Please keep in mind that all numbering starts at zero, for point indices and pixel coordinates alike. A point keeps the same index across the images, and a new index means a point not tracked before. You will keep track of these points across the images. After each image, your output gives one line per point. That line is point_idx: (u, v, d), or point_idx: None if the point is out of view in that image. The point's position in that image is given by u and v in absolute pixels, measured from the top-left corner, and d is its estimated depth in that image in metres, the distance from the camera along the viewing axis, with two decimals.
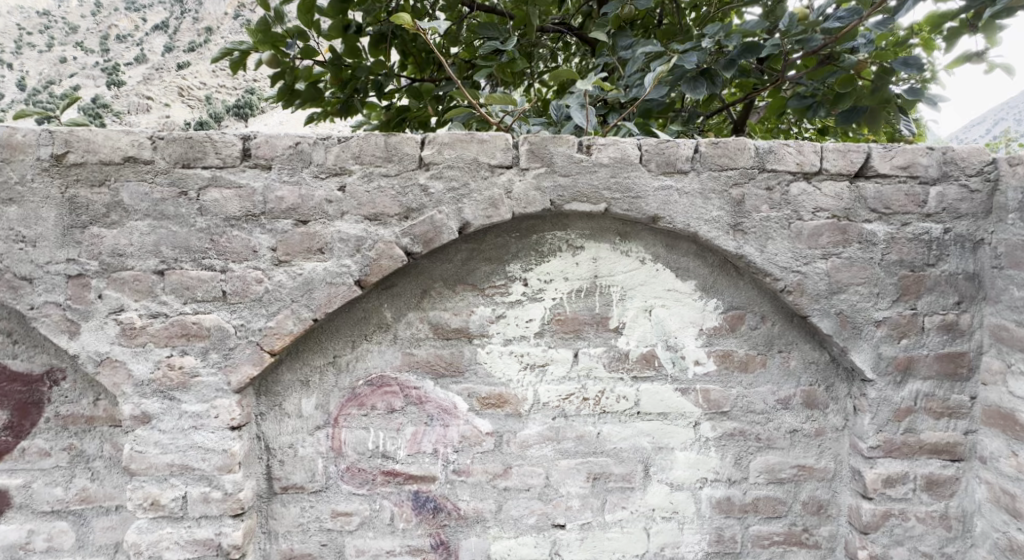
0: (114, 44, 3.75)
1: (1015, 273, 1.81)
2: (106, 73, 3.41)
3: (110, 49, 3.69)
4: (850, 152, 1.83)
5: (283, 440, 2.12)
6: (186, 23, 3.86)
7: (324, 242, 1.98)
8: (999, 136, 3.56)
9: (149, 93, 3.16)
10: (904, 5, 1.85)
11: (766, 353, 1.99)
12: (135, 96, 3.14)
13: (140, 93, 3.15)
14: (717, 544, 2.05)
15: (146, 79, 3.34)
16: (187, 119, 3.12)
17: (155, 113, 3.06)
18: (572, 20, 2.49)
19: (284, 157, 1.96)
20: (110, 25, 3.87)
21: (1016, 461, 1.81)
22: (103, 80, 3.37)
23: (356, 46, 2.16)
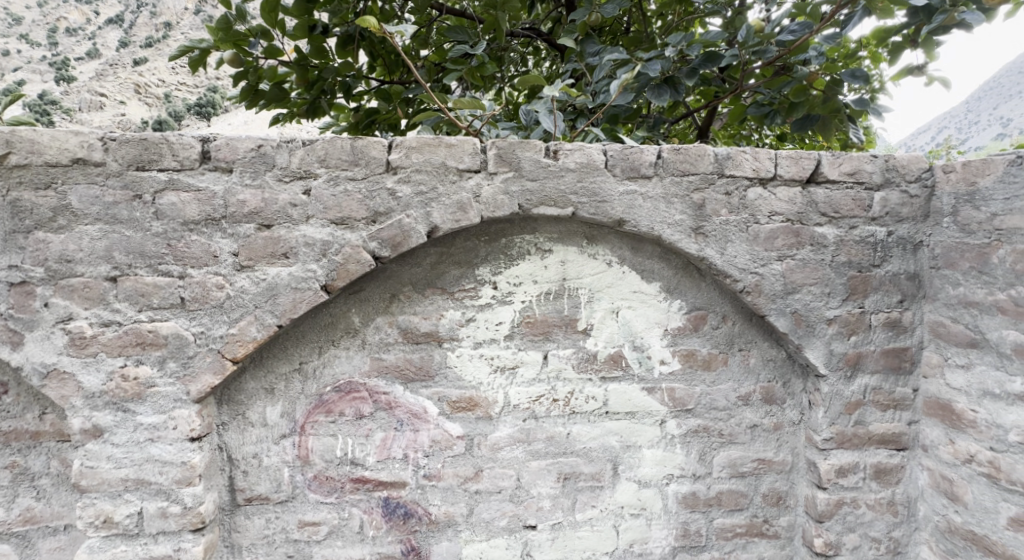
0: (60, 36, 3.47)
1: (951, 272, 1.95)
2: (54, 68, 3.26)
3: (59, 43, 3.44)
4: (802, 159, 1.93)
5: (246, 450, 2.07)
6: (142, 17, 3.68)
7: (288, 247, 1.95)
8: (940, 142, 3.75)
9: (103, 90, 3.15)
10: (851, 20, 1.95)
11: (727, 352, 2.07)
12: (87, 93, 3.12)
13: (93, 89, 3.14)
14: (684, 538, 2.11)
15: (99, 75, 3.26)
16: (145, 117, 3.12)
17: (109, 111, 3.10)
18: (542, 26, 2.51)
19: (246, 160, 1.93)
20: (58, 17, 3.53)
21: (954, 448, 1.95)
22: (50, 75, 3.22)
23: (323, 47, 2.11)
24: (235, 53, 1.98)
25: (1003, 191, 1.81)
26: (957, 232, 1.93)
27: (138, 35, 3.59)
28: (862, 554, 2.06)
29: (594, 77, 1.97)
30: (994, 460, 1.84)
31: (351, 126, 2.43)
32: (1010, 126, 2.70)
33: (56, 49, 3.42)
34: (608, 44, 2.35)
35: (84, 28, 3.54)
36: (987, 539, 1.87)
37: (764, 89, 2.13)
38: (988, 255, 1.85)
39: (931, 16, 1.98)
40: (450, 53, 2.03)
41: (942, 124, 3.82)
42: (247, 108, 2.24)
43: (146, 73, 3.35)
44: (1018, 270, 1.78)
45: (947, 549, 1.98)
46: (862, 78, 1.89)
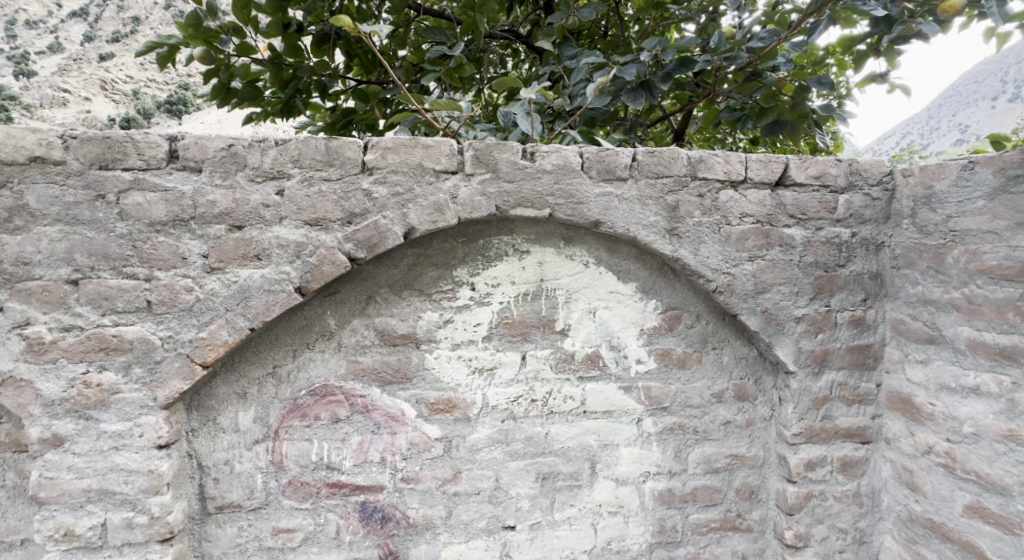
0: (21, 29, 3.78)
1: (910, 272, 2.03)
2: (14, 61, 3.52)
3: (19, 36, 3.74)
4: (771, 163, 1.99)
5: (218, 456, 2.02)
6: (109, 11, 3.94)
7: (260, 248, 1.92)
8: (904, 147, 3.91)
9: (66, 85, 3.44)
10: (817, 28, 2.03)
11: (701, 350, 2.12)
12: (49, 87, 3.39)
13: (57, 84, 3.42)
14: (660, 534, 2.15)
15: (62, 71, 3.55)
16: (110, 113, 3.44)
17: (72, 106, 3.35)
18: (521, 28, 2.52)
19: (216, 159, 1.89)
20: (18, 9, 3.82)
21: (914, 441, 2.04)
22: (10, 69, 3.47)
23: (298, 45, 2.08)
24: (205, 49, 1.94)
25: (957, 194, 1.90)
26: (915, 233, 2.01)
27: (104, 29, 3.88)
28: (830, 544, 2.13)
29: (572, 80, 2.00)
30: (950, 450, 1.93)
31: (327, 126, 2.40)
32: (970, 132, 2.84)
33: (16, 41, 3.72)
34: (586, 47, 2.39)
35: (46, 21, 3.87)
36: (945, 526, 1.96)
37: (736, 95, 2.20)
38: (943, 255, 1.94)
39: (891, 26, 2.07)
40: (428, 53, 2.04)
41: (904, 130, 3.99)
42: (218, 106, 2.20)
43: (112, 70, 3.68)
44: (971, 269, 1.87)
45: (909, 537, 2.07)
46: (828, 85, 1.97)
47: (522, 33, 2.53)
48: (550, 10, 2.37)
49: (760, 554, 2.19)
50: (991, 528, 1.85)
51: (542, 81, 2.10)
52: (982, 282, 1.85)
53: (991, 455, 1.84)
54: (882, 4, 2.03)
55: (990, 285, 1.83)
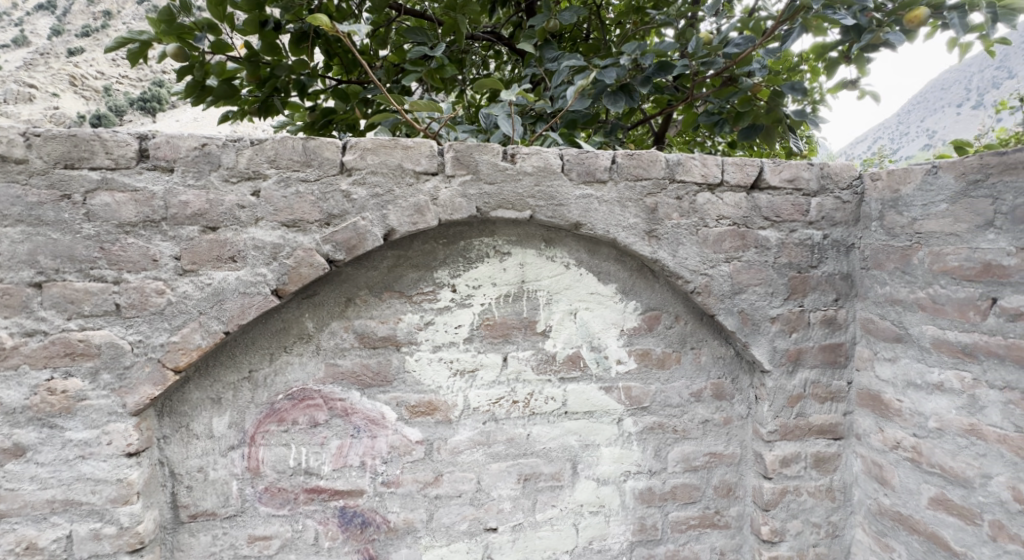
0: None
1: (879, 272, 2.10)
2: None
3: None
4: (746, 166, 2.03)
5: (191, 463, 1.98)
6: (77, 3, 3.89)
7: (235, 250, 1.88)
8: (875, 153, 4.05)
9: (32, 81, 3.36)
10: (790, 35, 2.09)
11: (680, 350, 2.15)
12: (16, 83, 3.28)
13: (23, 80, 3.33)
14: (640, 533, 2.17)
15: (30, 63, 3.50)
16: (79, 110, 3.36)
17: (39, 103, 3.29)
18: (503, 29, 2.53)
19: (188, 159, 1.84)
20: None
21: (883, 436, 2.10)
22: None
23: (276, 43, 2.05)
24: (179, 46, 1.90)
25: (922, 198, 1.97)
26: (883, 235, 2.08)
27: (65, 17, 3.86)
28: (804, 538, 2.18)
29: (553, 83, 2.02)
30: (916, 445, 2.00)
31: (306, 126, 2.38)
32: (937, 139, 2.95)
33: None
34: (567, 50, 2.42)
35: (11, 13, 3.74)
36: (912, 518, 2.02)
37: (713, 99, 2.25)
38: (909, 256, 2.00)
39: (861, 35, 2.14)
40: (409, 54, 2.04)
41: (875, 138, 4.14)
42: (193, 105, 2.16)
43: (82, 65, 3.57)
44: (935, 270, 1.94)
45: (878, 529, 2.13)
46: (801, 91, 2.02)
47: (504, 35, 2.54)
48: (532, 12, 2.39)
49: (737, 550, 2.24)
50: (954, 519, 1.91)
51: (523, 84, 2.12)
52: (945, 283, 1.92)
53: (954, 449, 1.91)
54: (851, 13, 2.10)
55: (952, 285, 1.90)
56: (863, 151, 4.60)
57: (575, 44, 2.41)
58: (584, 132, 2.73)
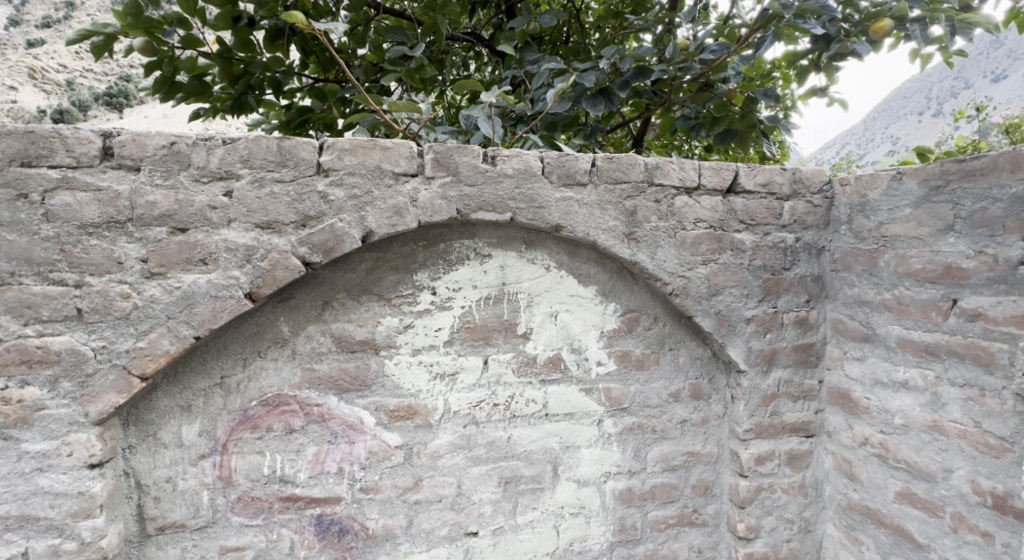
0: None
1: (848, 274, 2.16)
2: None
3: None
4: (722, 170, 2.07)
5: (158, 474, 1.90)
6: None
7: (207, 252, 1.82)
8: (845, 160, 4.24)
9: None
10: (763, 43, 2.15)
11: (659, 351, 2.18)
12: None
13: None
14: (621, 533, 2.19)
15: None
16: (40, 107, 3.32)
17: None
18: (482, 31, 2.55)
19: (156, 158, 1.78)
20: None
21: (852, 433, 2.17)
22: None
23: (249, 39, 2.01)
24: (146, 40, 1.84)
25: (888, 203, 2.04)
26: (852, 238, 2.15)
27: (33, 13, 3.69)
28: (778, 534, 2.23)
29: (533, 85, 2.04)
30: (884, 441, 2.06)
31: (283, 125, 2.34)
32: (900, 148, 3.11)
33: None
34: (548, 53, 2.45)
35: None
36: (879, 512, 2.09)
37: (690, 104, 2.30)
38: (876, 259, 2.07)
39: (829, 44, 2.22)
40: (388, 53, 2.03)
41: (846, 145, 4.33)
42: (161, 101, 2.10)
43: (41, 58, 3.53)
44: (900, 273, 2.01)
45: (848, 524, 2.20)
46: (774, 97, 2.09)
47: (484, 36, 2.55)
48: (513, 15, 2.41)
49: (714, 547, 2.27)
50: (918, 512, 1.98)
51: (503, 86, 2.13)
52: (909, 284, 1.99)
53: (918, 444, 1.98)
54: (820, 23, 2.18)
55: (916, 286, 1.97)
56: (833, 157, 4.80)
57: (554, 47, 2.43)
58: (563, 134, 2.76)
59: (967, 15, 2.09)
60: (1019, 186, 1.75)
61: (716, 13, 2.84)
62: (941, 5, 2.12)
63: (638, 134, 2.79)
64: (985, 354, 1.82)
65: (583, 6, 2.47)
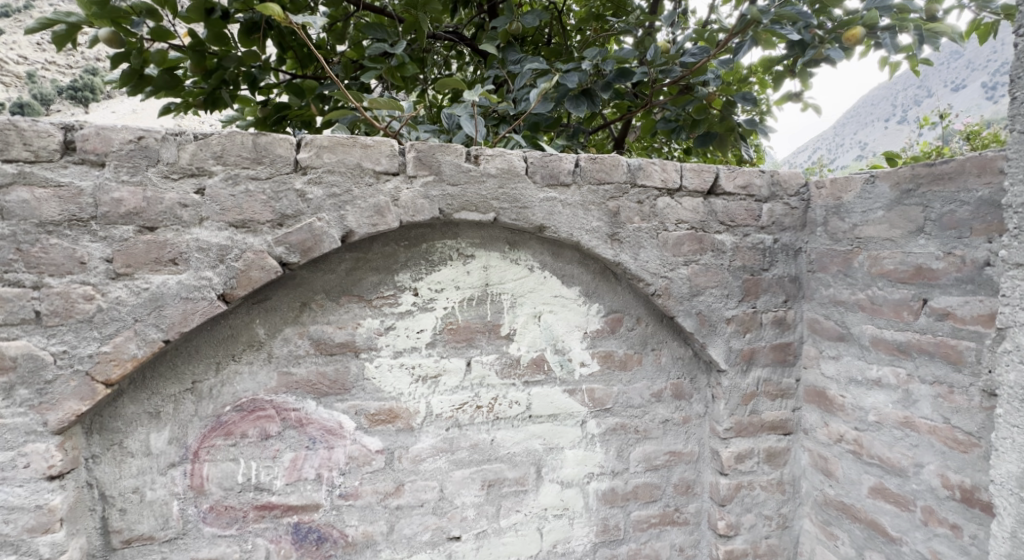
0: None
1: (824, 275, 2.21)
2: None
3: None
4: (703, 172, 2.09)
5: (124, 484, 1.82)
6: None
7: (177, 252, 1.74)
8: (816, 164, 4.38)
9: None
10: (741, 48, 2.16)
11: (641, 352, 2.18)
12: None
13: None
14: (604, 533, 2.19)
15: None
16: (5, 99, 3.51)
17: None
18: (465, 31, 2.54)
19: (122, 153, 1.69)
20: None
21: (828, 430, 2.22)
22: None
23: (223, 33, 1.94)
24: (113, 32, 1.74)
25: (861, 206, 2.09)
26: (827, 239, 2.19)
27: None
28: (757, 531, 2.27)
29: (516, 85, 2.03)
30: (858, 438, 2.11)
31: (258, 122, 2.29)
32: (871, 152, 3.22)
33: None
34: (530, 53, 2.46)
35: None
36: (854, 507, 2.14)
37: (671, 107, 2.33)
38: (850, 260, 2.12)
39: (805, 50, 2.25)
40: (368, 50, 2.01)
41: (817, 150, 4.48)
42: (129, 95, 2.01)
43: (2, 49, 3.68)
44: (873, 273, 2.06)
45: (824, 519, 2.25)
46: (752, 101, 2.12)
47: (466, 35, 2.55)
48: (495, 14, 2.40)
49: (695, 545, 2.29)
50: (891, 506, 2.03)
51: (486, 85, 2.13)
52: (882, 285, 2.04)
53: (891, 440, 2.03)
54: (796, 30, 2.21)
55: (889, 287, 2.02)
56: (804, 161, 4.90)
57: (537, 48, 2.43)
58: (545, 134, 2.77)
59: (934, 25, 2.15)
60: (985, 190, 1.80)
61: (695, 18, 2.87)
62: (909, 14, 2.17)
63: (620, 136, 2.83)
64: (954, 352, 1.86)
65: (565, 7, 2.48)
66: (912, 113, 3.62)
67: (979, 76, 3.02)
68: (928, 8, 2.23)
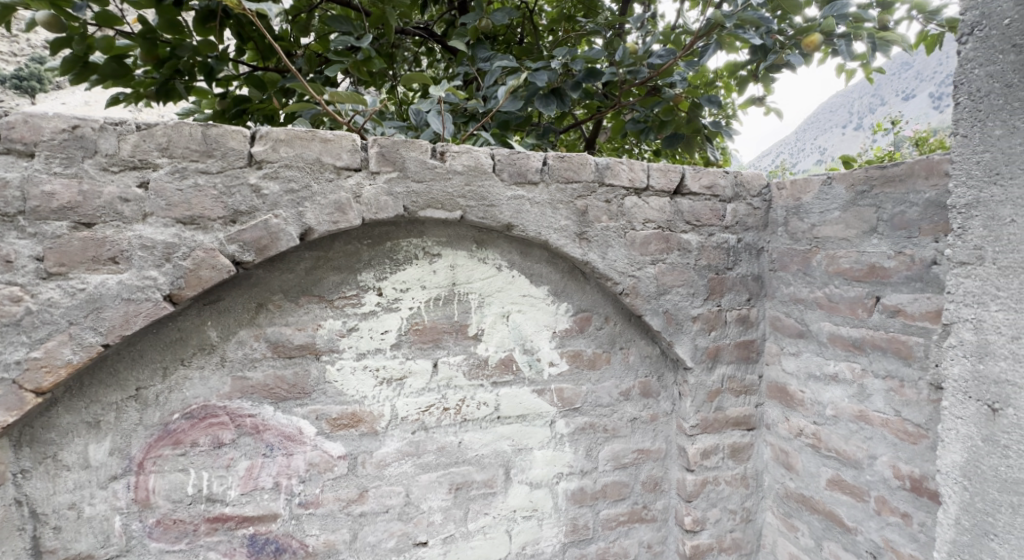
0: None
1: (785, 274, 2.27)
2: None
3: None
4: (670, 172, 2.10)
5: (59, 500, 1.68)
6: None
7: (118, 249, 1.61)
8: (777, 165, 4.55)
9: None
10: (707, 51, 2.14)
11: (610, 351, 2.18)
12: None
13: None
14: (573, 533, 2.18)
15: None
16: None
17: None
18: (436, 27, 2.56)
19: (54, 143, 1.56)
20: None
21: (789, 425, 2.28)
22: None
23: (176, 20, 1.86)
24: (53, 15, 1.68)
25: (819, 206, 2.14)
26: (788, 239, 2.25)
27: None
28: (722, 525, 2.31)
29: (485, 82, 2.01)
30: (817, 432, 2.18)
31: (216, 114, 2.23)
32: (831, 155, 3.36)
33: None
34: (502, 52, 2.50)
35: None
36: (813, 499, 2.20)
37: (639, 108, 2.36)
38: (809, 259, 2.18)
39: (766, 55, 2.30)
40: (333, 43, 1.97)
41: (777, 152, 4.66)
42: (71, 83, 1.93)
43: None
44: (830, 272, 2.11)
45: (785, 511, 2.31)
46: (717, 104, 2.15)
47: (437, 32, 2.56)
48: (465, 11, 2.40)
49: (663, 541, 2.31)
50: (847, 498, 2.09)
51: (455, 82, 2.12)
52: (839, 283, 2.09)
53: (847, 433, 2.09)
54: (758, 35, 2.27)
55: (844, 285, 2.07)
56: (768, 164, 5.01)
57: (508, 46, 2.45)
58: (515, 134, 2.78)
59: (886, 33, 2.22)
60: (932, 192, 1.84)
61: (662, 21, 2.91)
62: (863, 23, 2.24)
63: (591, 136, 2.88)
64: (905, 347, 1.92)
65: (536, 7, 2.52)
66: (866, 119, 3.79)
67: (927, 86, 3.15)
68: (881, 17, 2.31)
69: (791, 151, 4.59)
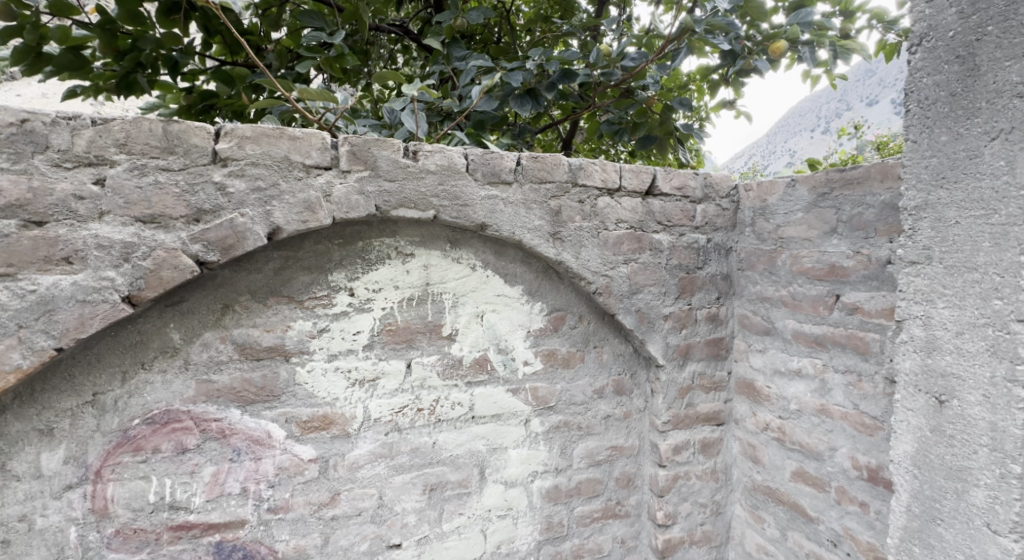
0: None
1: (752, 273, 2.34)
2: None
3: None
4: (641, 173, 2.13)
5: (8, 513, 1.60)
6: None
7: (72, 249, 1.54)
8: (748, 168, 4.67)
9: None
10: (677, 55, 2.16)
11: (583, 349, 2.20)
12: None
13: None
14: (547, 530, 2.20)
15: None
16: None
17: None
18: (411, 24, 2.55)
19: (2, 137, 1.48)
20: None
21: (756, 419, 2.35)
22: None
23: (135, 11, 1.80)
24: None
25: (784, 207, 2.21)
26: (755, 239, 2.32)
27: None
28: (693, 518, 2.37)
29: (459, 81, 2.01)
30: (782, 425, 2.25)
31: (182, 109, 2.18)
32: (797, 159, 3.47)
33: None
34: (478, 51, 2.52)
35: None
36: (778, 491, 2.28)
37: (613, 109, 2.41)
38: (775, 259, 2.25)
39: (735, 60, 2.35)
40: (304, 38, 1.93)
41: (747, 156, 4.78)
42: (21, 73, 1.84)
43: None
44: (794, 271, 2.18)
45: (753, 503, 2.39)
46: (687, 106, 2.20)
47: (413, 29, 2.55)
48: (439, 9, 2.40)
49: (636, 536, 2.36)
50: (810, 488, 2.17)
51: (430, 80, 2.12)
52: (802, 282, 2.17)
53: (809, 426, 2.17)
54: (727, 39, 2.32)
55: (807, 284, 2.15)
56: (739, 165, 5.12)
57: (485, 46, 2.46)
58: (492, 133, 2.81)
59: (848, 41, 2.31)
60: (888, 194, 1.92)
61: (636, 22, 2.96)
62: (826, 31, 2.33)
63: (568, 136, 2.93)
64: (862, 343, 2.00)
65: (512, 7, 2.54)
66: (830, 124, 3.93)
67: (886, 93, 3.27)
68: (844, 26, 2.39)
69: (761, 154, 4.71)
